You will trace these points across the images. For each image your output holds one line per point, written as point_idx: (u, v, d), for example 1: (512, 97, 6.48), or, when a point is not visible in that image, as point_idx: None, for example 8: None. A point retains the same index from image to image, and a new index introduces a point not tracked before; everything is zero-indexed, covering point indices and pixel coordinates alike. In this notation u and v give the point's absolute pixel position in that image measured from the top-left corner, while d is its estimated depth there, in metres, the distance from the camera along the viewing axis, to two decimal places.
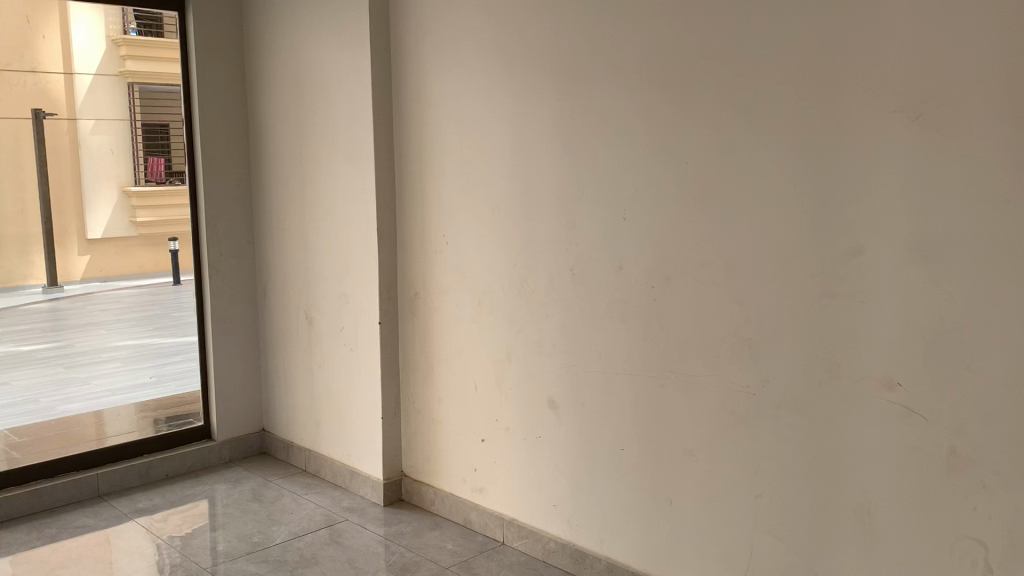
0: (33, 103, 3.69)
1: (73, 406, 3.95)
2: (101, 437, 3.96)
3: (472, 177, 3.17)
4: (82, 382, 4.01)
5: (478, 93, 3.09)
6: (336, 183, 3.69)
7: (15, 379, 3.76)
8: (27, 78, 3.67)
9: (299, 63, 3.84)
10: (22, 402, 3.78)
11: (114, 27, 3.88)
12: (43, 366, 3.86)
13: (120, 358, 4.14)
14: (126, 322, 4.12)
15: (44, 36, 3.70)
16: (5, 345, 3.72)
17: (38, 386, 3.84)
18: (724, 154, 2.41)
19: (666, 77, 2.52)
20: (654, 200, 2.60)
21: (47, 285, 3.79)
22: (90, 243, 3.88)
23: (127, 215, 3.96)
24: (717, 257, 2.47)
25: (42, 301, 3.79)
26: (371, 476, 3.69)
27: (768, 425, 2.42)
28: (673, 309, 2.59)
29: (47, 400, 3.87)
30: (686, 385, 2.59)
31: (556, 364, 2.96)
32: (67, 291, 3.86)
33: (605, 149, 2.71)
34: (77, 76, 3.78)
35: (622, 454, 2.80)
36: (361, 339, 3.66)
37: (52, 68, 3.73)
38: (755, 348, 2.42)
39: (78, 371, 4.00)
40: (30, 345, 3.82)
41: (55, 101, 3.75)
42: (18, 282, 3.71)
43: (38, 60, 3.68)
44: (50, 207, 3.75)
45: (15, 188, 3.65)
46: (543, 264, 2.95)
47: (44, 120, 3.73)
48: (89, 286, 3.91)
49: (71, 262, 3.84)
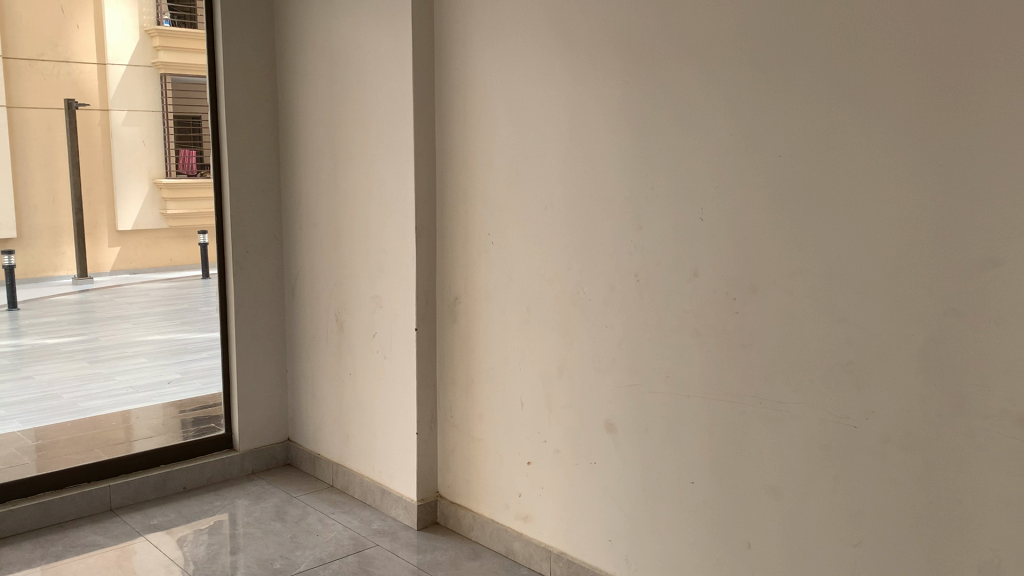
0: (66, 93, 3.43)
1: (95, 403, 3.70)
2: (130, 441, 3.74)
3: (522, 171, 2.85)
4: (105, 378, 3.75)
5: (533, 76, 2.77)
6: (371, 176, 3.39)
7: (40, 373, 3.54)
8: (62, 68, 3.40)
9: (333, 45, 3.53)
10: (45, 398, 3.57)
11: (147, 17, 3.64)
12: (67, 360, 3.62)
13: (145, 355, 3.87)
14: (154, 316, 3.86)
15: (79, 26, 3.45)
16: (31, 337, 3.50)
17: (62, 381, 3.62)
18: (827, 148, 2.07)
19: (758, 59, 2.18)
20: (739, 198, 2.26)
21: (77, 275, 3.53)
22: (121, 235, 3.61)
23: (158, 207, 3.68)
24: (815, 265, 2.12)
25: (70, 293, 3.53)
26: (403, 496, 3.38)
27: (871, 464, 2.07)
28: (759, 325, 2.26)
29: (69, 397, 3.64)
30: (772, 414, 2.26)
31: (617, 382, 2.63)
32: (96, 284, 3.57)
33: (681, 140, 2.38)
34: (110, 67, 3.54)
35: (692, 488, 2.46)
36: (395, 347, 3.35)
37: (86, 58, 3.48)
38: (857, 373, 2.08)
39: (101, 367, 3.73)
40: (56, 337, 3.59)
41: (88, 93, 3.50)
42: (48, 271, 3.47)
43: (73, 51, 3.43)
44: (82, 198, 3.49)
45: (46, 178, 3.39)
46: (604, 269, 2.62)
47: (77, 110, 3.47)
48: (118, 278, 3.64)
49: (102, 253, 3.57)
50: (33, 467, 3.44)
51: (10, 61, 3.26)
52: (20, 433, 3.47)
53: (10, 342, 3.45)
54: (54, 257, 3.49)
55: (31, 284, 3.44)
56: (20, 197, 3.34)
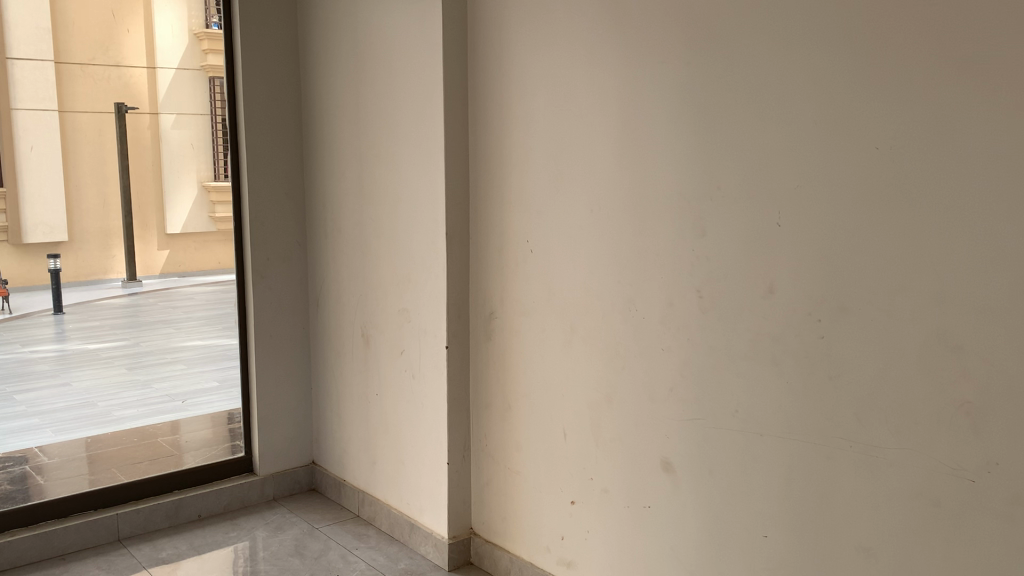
0: (115, 97, 3.24)
1: (129, 412, 3.53)
2: (178, 450, 3.65)
3: (566, 169, 2.49)
4: (142, 386, 3.56)
5: (579, 61, 2.41)
6: (398, 176, 3.07)
7: (77, 379, 3.38)
8: (112, 72, 3.22)
9: (358, 33, 3.21)
10: (81, 405, 3.40)
11: (196, 21, 3.44)
12: (108, 366, 3.45)
13: (185, 360, 3.67)
14: (196, 321, 3.61)
15: (129, 31, 3.28)
16: (73, 342, 3.35)
17: (100, 389, 3.44)
18: (938, 138, 1.67)
19: (851, 31, 1.79)
20: (824, 202, 1.87)
21: (126, 279, 3.34)
22: (169, 237, 3.41)
23: (206, 210, 3.50)
24: (922, 282, 1.73)
25: (118, 297, 3.37)
26: (434, 532, 3.05)
27: (995, 528, 1.67)
28: (850, 352, 1.86)
29: (105, 405, 3.46)
30: (866, 462, 1.86)
31: (676, 414, 2.25)
32: (146, 286, 3.37)
33: (753, 132, 2.00)
34: (159, 71, 3.33)
35: (766, 543, 2.07)
36: (424, 366, 3.01)
37: (136, 63, 3.29)
38: (977, 416, 1.67)
39: (140, 374, 3.56)
40: (98, 343, 3.43)
41: (138, 96, 3.30)
42: (99, 275, 3.28)
43: (122, 55, 3.25)
44: (131, 201, 3.30)
45: (96, 181, 3.20)
46: (660, 283, 2.25)
47: (127, 114, 3.27)
48: (168, 279, 3.42)
49: (154, 257, 3.39)
50: (86, 480, 3.34)
51: (61, 66, 3.10)
52: (34, 448, 3.28)
53: (54, 347, 3.31)
54: (104, 262, 3.29)
55: (81, 286, 3.23)
56: (72, 200, 3.14)
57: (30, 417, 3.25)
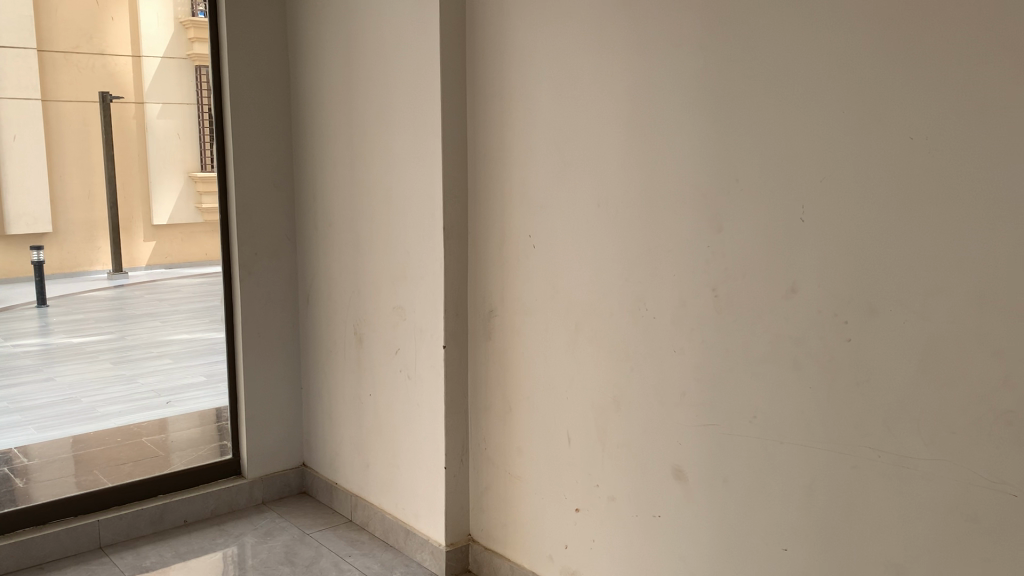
0: (100, 85, 3.10)
1: (114, 408, 3.39)
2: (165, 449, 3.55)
3: (571, 160, 2.36)
4: (127, 380, 3.42)
5: (587, 46, 2.28)
6: (393, 167, 2.93)
7: (61, 374, 3.22)
8: (97, 62, 3.08)
9: (350, 18, 3.07)
10: (66, 402, 3.25)
11: (181, 9, 3.30)
12: (92, 360, 3.30)
13: (171, 355, 3.52)
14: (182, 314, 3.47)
15: (113, 18, 3.12)
16: (56, 336, 3.19)
17: (86, 383, 3.30)
18: (979, 129, 1.55)
19: (882, 16, 1.67)
20: (851, 197, 1.75)
21: (112, 271, 3.20)
22: (156, 229, 3.29)
23: (192, 200, 3.35)
24: (960, 282, 1.61)
25: (103, 289, 3.21)
26: (430, 539, 2.92)
27: None
28: (880, 357, 1.75)
29: (90, 401, 3.32)
30: (896, 473, 1.74)
31: (688, 420, 2.13)
32: (133, 278, 3.24)
33: (774, 123, 1.88)
34: (145, 60, 3.21)
35: (786, 556, 1.96)
36: (420, 367, 2.88)
37: (121, 51, 3.16)
38: (1020, 426, 1.56)
39: (128, 367, 3.42)
40: (82, 336, 3.28)
41: (125, 86, 3.17)
42: (85, 267, 3.14)
43: (107, 44, 3.11)
44: (117, 192, 3.17)
45: (80, 171, 3.07)
46: (672, 282, 2.13)
47: (112, 103, 3.13)
48: (154, 272, 3.30)
49: (138, 249, 3.25)
50: (71, 484, 3.20)
51: (43, 54, 2.96)
52: (16, 448, 3.13)
53: (38, 341, 3.15)
54: (89, 253, 3.15)
55: (66, 277, 3.08)
56: (56, 191, 3.01)
57: (12, 414, 3.10)
